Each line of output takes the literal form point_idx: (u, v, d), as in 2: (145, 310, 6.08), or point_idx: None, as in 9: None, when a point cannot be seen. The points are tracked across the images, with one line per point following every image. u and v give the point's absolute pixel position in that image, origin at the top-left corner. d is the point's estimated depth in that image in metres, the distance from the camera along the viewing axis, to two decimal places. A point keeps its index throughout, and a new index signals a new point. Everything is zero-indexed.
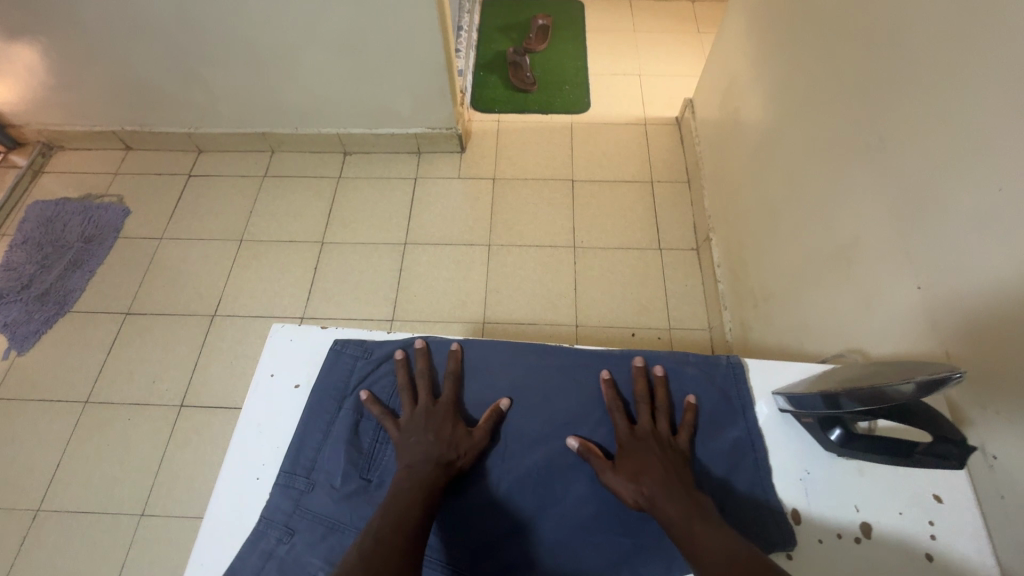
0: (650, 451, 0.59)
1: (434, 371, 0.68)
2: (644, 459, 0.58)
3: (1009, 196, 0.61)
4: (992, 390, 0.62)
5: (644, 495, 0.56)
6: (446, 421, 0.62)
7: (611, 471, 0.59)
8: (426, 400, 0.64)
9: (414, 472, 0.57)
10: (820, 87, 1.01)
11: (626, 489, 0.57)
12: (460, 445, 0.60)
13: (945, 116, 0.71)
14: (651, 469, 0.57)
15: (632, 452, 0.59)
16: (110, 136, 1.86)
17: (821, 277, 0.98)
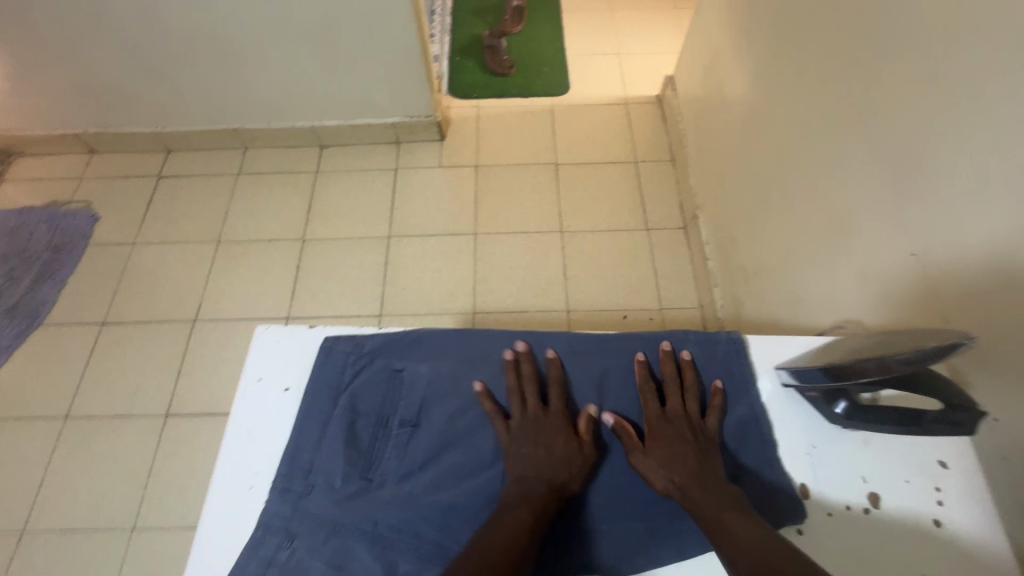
0: (680, 436, 0.59)
1: (541, 377, 0.65)
2: (676, 446, 0.58)
3: (1004, 157, 0.60)
4: (994, 354, 0.62)
5: (673, 480, 0.56)
6: (557, 434, 0.59)
7: (641, 454, 0.58)
8: (536, 408, 0.61)
9: (528, 485, 0.55)
10: (806, 56, 0.99)
11: (656, 472, 0.57)
12: (573, 462, 0.58)
13: (937, 80, 0.70)
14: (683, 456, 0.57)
15: (664, 436, 0.59)
16: (72, 140, 1.77)
17: (813, 249, 0.98)
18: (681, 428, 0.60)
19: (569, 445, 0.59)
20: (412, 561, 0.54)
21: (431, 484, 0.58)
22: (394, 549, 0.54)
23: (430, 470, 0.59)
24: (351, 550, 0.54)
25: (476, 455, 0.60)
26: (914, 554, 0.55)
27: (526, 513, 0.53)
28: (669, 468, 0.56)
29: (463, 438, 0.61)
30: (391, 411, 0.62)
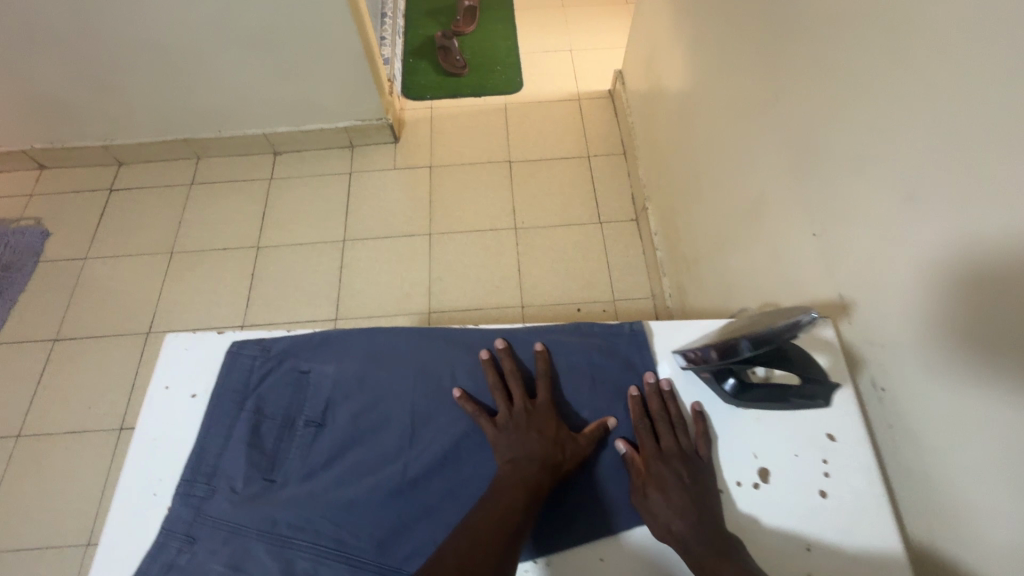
0: (677, 477, 0.58)
1: (524, 372, 0.66)
2: (674, 486, 0.57)
3: (878, 135, 0.63)
4: (880, 328, 0.64)
5: (672, 525, 0.55)
6: (548, 422, 0.60)
7: (640, 496, 0.58)
8: (522, 400, 0.62)
9: (520, 468, 0.57)
10: (725, 46, 1.01)
11: (657, 517, 0.56)
12: (564, 447, 0.59)
13: (828, 65, 0.72)
14: (681, 499, 0.56)
15: (662, 476, 0.58)
16: (19, 156, 1.75)
17: (739, 234, 1.00)
18: (677, 467, 0.59)
19: (561, 431, 0.60)
20: (311, 558, 0.55)
21: (333, 482, 0.59)
22: (293, 548, 0.55)
23: (334, 469, 0.60)
24: (250, 551, 0.55)
25: (380, 452, 0.60)
26: (796, 524, 0.58)
27: (520, 494, 0.55)
28: (669, 511, 0.55)
29: (366, 436, 0.62)
30: (297, 413, 0.63)
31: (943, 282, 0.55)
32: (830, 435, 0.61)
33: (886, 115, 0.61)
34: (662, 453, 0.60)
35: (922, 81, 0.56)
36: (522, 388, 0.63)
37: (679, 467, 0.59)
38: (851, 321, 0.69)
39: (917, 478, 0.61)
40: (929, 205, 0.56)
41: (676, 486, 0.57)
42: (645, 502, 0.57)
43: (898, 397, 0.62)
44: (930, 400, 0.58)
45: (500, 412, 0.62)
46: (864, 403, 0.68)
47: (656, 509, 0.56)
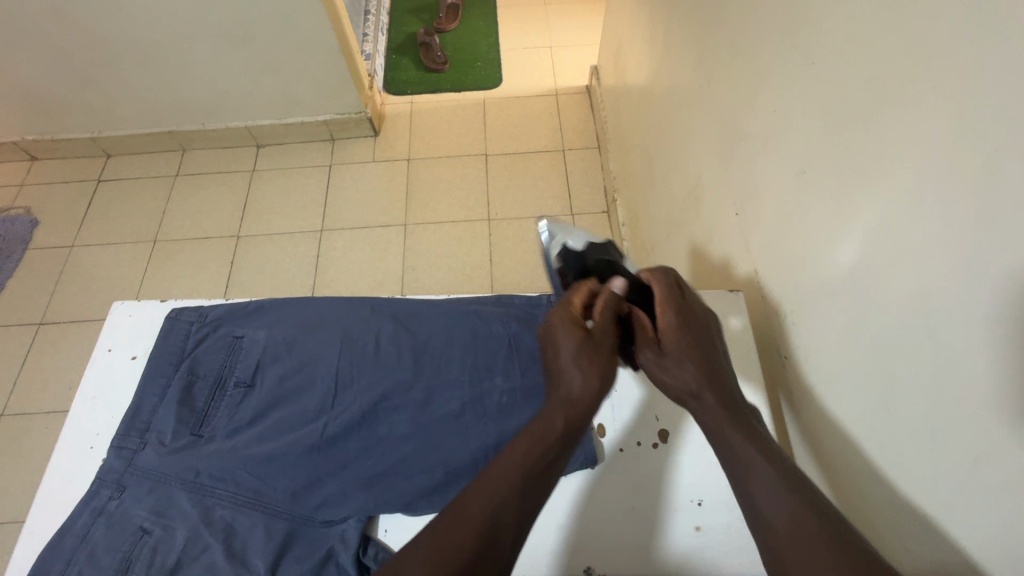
0: (698, 342, 0.58)
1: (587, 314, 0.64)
2: (694, 350, 0.57)
3: (782, 118, 0.66)
4: (786, 297, 0.68)
5: (687, 384, 0.55)
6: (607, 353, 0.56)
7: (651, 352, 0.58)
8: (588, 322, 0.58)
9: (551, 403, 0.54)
10: (673, 36, 1.04)
11: (672, 372, 0.56)
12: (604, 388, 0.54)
13: (746, 51, 0.75)
14: (704, 363, 0.56)
15: (684, 338, 0.58)
16: (11, 148, 1.81)
17: (683, 220, 1.03)
18: (700, 336, 0.59)
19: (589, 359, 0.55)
20: (230, 506, 0.58)
21: (255, 438, 0.62)
22: (214, 496, 0.59)
23: (257, 426, 0.63)
24: (173, 498, 0.59)
25: (301, 411, 0.64)
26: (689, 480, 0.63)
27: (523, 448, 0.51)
28: (686, 371, 0.56)
29: (292, 396, 0.65)
30: (229, 374, 0.67)
31: (831, 254, 0.59)
32: None
33: (789, 96, 0.65)
34: (686, 319, 0.60)
35: (814, 65, 0.59)
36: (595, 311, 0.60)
37: (701, 336, 0.59)
38: (765, 294, 0.72)
39: (814, 440, 0.65)
40: (817, 181, 0.60)
41: (699, 352, 0.57)
42: (658, 357, 0.58)
43: (798, 366, 0.66)
44: (823, 364, 0.61)
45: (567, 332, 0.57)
46: (772, 373, 0.71)
47: (671, 365, 0.57)
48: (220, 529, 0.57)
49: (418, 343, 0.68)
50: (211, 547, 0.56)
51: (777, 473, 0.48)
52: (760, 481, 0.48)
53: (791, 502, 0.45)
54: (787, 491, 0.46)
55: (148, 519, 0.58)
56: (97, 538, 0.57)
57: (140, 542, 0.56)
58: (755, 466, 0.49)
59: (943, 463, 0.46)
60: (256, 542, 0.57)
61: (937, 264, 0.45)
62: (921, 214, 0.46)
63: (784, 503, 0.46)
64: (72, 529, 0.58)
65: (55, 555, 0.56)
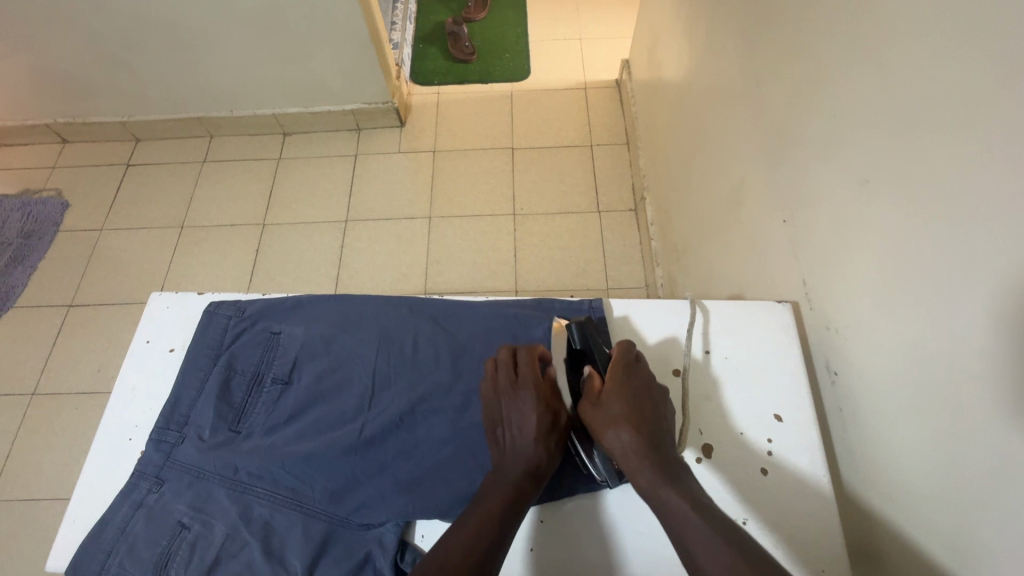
0: (639, 399, 0.58)
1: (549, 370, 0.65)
2: (635, 407, 0.57)
3: (842, 123, 0.63)
4: (837, 310, 0.65)
5: (624, 445, 0.55)
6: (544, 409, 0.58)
7: (593, 409, 0.58)
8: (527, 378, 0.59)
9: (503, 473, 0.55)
10: (718, 33, 1.01)
11: (611, 430, 0.56)
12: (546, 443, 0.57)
13: (803, 52, 0.72)
14: (644, 421, 0.56)
15: (623, 395, 0.58)
16: (43, 130, 1.83)
17: (722, 223, 1.00)
18: (642, 392, 0.59)
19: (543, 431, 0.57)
20: (267, 505, 0.58)
21: (293, 437, 0.62)
22: (252, 494, 0.59)
23: (295, 425, 0.63)
24: (212, 494, 0.59)
25: (338, 411, 0.64)
26: (734, 498, 0.62)
27: (496, 504, 0.53)
28: (624, 430, 0.56)
29: (328, 395, 0.65)
30: (266, 370, 0.67)
31: (892, 269, 0.56)
32: (777, 416, 0.66)
33: (852, 100, 0.61)
34: (629, 376, 0.60)
35: (884, 69, 0.56)
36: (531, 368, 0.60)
37: (644, 393, 0.59)
38: (812, 306, 0.69)
39: (855, 462, 0.62)
40: (881, 191, 0.57)
41: (640, 409, 0.57)
42: (598, 411, 0.58)
43: (847, 382, 0.63)
44: (875, 384, 0.58)
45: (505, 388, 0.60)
46: (817, 389, 0.69)
47: (610, 422, 0.56)
48: (258, 528, 0.57)
49: (457, 346, 0.68)
50: (249, 545, 0.55)
51: (713, 537, 0.47)
52: (699, 547, 0.47)
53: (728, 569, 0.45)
54: (724, 556, 0.46)
55: (187, 514, 0.58)
56: (137, 531, 0.57)
57: (179, 537, 0.56)
58: (691, 530, 0.49)
59: (1013, 502, 0.43)
60: (294, 541, 0.56)
61: (1021, 290, 0.42)
62: (1005, 234, 0.43)
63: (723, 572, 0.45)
64: (111, 522, 0.58)
65: (97, 546, 0.57)
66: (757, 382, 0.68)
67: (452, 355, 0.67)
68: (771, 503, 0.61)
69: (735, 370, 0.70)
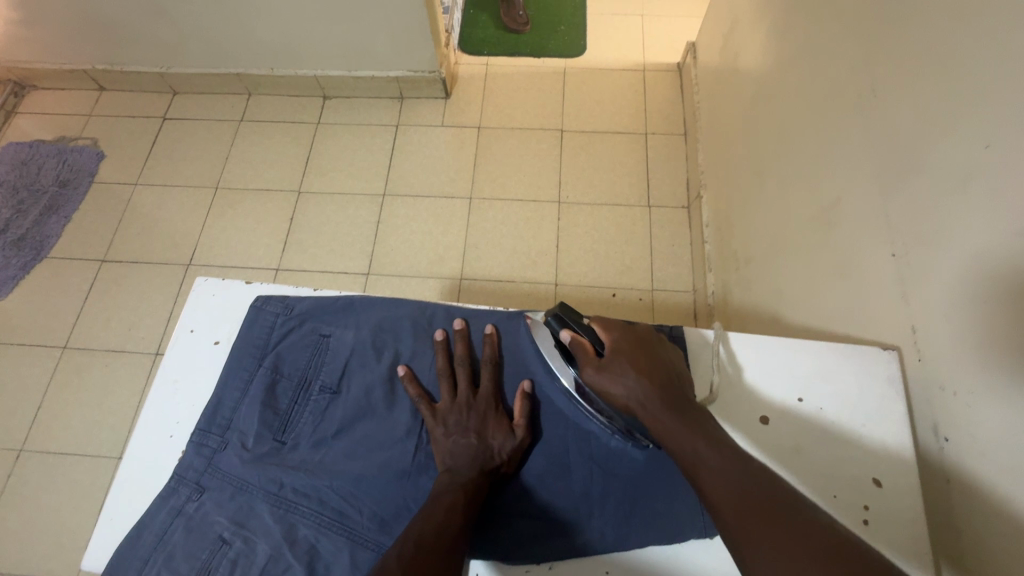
0: (644, 354, 0.57)
1: (500, 360, 0.64)
2: (642, 364, 0.56)
3: (998, 158, 0.54)
4: (957, 367, 0.57)
5: (636, 398, 0.54)
6: (487, 420, 0.59)
7: (597, 370, 0.56)
8: (466, 392, 0.60)
9: (457, 476, 0.54)
10: (823, 27, 0.90)
11: (618, 385, 0.55)
12: (499, 443, 0.57)
13: (944, 66, 0.62)
14: (652, 371, 0.56)
15: (628, 353, 0.57)
16: (81, 76, 1.78)
17: (804, 242, 0.92)
18: (643, 349, 0.58)
19: (498, 432, 0.58)
20: (313, 526, 0.54)
21: (343, 454, 0.58)
22: (297, 513, 0.55)
23: (344, 439, 0.59)
24: (254, 509, 0.55)
25: (390, 429, 0.59)
26: None
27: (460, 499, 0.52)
28: (634, 385, 0.55)
29: (379, 409, 0.60)
30: (314, 376, 0.62)
31: None
32: (875, 479, 0.60)
33: (1015, 133, 0.52)
34: (626, 334, 0.59)
35: None
36: (469, 381, 0.61)
37: (647, 350, 0.58)
38: (921, 357, 0.62)
39: (965, 542, 0.55)
40: None
41: (646, 364, 0.56)
42: (604, 373, 0.56)
43: (961, 451, 0.56)
44: (999, 464, 0.51)
45: (442, 401, 0.60)
46: (921, 451, 0.62)
47: (617, 379, 0.55)
48: (303, 550, 0.53)
49: (504, 375, 0.63)
50: (294, 569, 0.51)
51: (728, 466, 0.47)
52: (714, 480, 0.47)
53: (740, 493, 0.45)
54: (736, 481, 0.46)
55: (228, 529, 0.54)
56: (175, 540, 0.54)
57: (220, 552, 0.53)
58: (705, 463, 0.48)
59: None
60: (339, 570, 0.52)
61: None
62: None
63: (739, 500, 0.45)
64: (149, 527, 0.55)
65: (133, 552, 0.54)
66: (848, 439, 0.62)
67: (515, 381, 0.63)
68: None
69: (827, 423, 0.63)
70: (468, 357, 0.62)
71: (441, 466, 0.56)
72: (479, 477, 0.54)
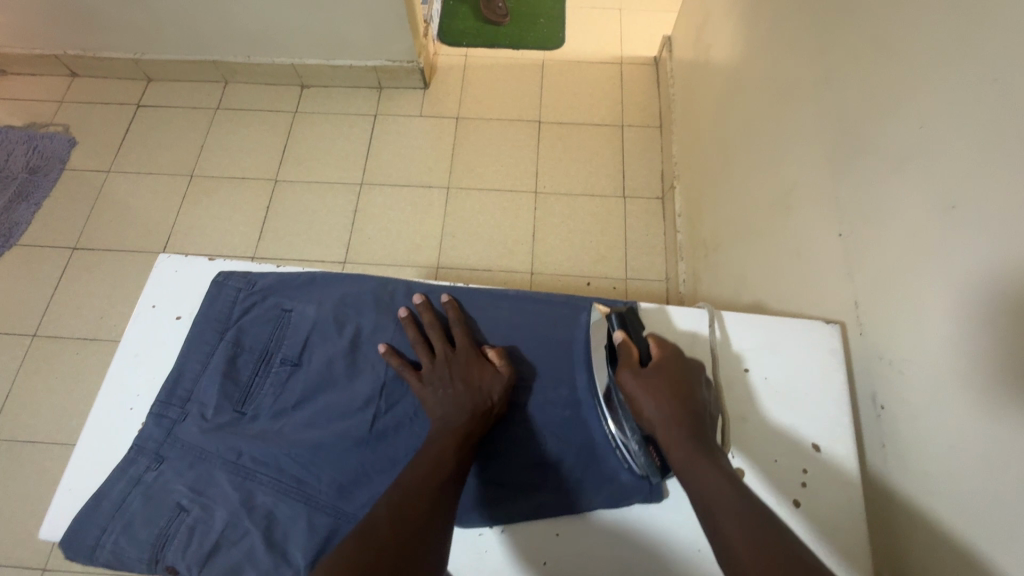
0: (686, 380, 0.58)
1: (467, 323, 0.66)
2: (680, 386, 0.57)
3: (930, 136, 0.57)
4: (894, 336, 0.60)
5: (662, 416, 0.54)
6: (470, 367, 0.60)
7: (635, 375, 0.58)
8: (444, 347, 0.62)
9: (451, 422, 0.55)
10: (784, 18, 0.93)
11: (650, 398, 0.56)
12: (485, 384, 0.59)
13: (888, 51, 0.65)
14: (686, 398, 0.56)
15: (670, 372, 0.58)
16: (52, 61, 1.75)
17: (764, 227, 0.95)
18: (685, 374, 0.58)
19: (482, 373, 0.60)
20: (271, 493, 0.55)
21: (302, 423, 0.59)
22: (255, 480, 0.56)
23: (304, 410, 0.60)
24: (213, 478, 0.56)
25: (349, 398, 0.60)
26: None
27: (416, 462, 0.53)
28: (665, 403, 0.55)
29: (339, 381, 0.61)
30: (275, 350, 0.63)
31: (970, 310, 0.51)
32: (815, 445, 0.63)
33: (946, 113, 0.55)
34: (678, 357, 0.60)
35: (995, 81, 0.50)
36: (444, 337, 0.62)
37: (688, 375, 0.59)
38: (862, 330, 0.65)
39: (897, 501, 0.59)
40: (970, 219, 0.51)
41: (683, 388, 0.57)
42: (640, 383, 0.57)
43: (896, 417, 0.59)
44: (930, 428, 0.54)
45: (424, 360, 0.61)
46: (860, 418, 0.65)
47: (651, 391, 0.56)
48: (260, 517, 0.54)
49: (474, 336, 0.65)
50: (251, 534, 0.53)
51: (747, 507, 0.46)
52: (728, 516, 0.46)
53: (753, 533, 0.44)
54: (751, 519, 0.45)
55: (186, 497, 0.55)
56: (134, 509, 0.54)
57: (178, 519, 0.54)
58: (722, 498, 0.47)
59: None
60: (297, 535, 0.53)
61: None
62: None
63: (750, 540, 0.44)
64: (107, 496, 0.55)
65: (91, 520, 0.54)
66: (792, 407, 0.65)
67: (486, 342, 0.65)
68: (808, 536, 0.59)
69: (772, 392, 0.66)
70: (436, 318, 0.64)
71: (435, 416, 0.57)
72: (473, 421, 0.56)
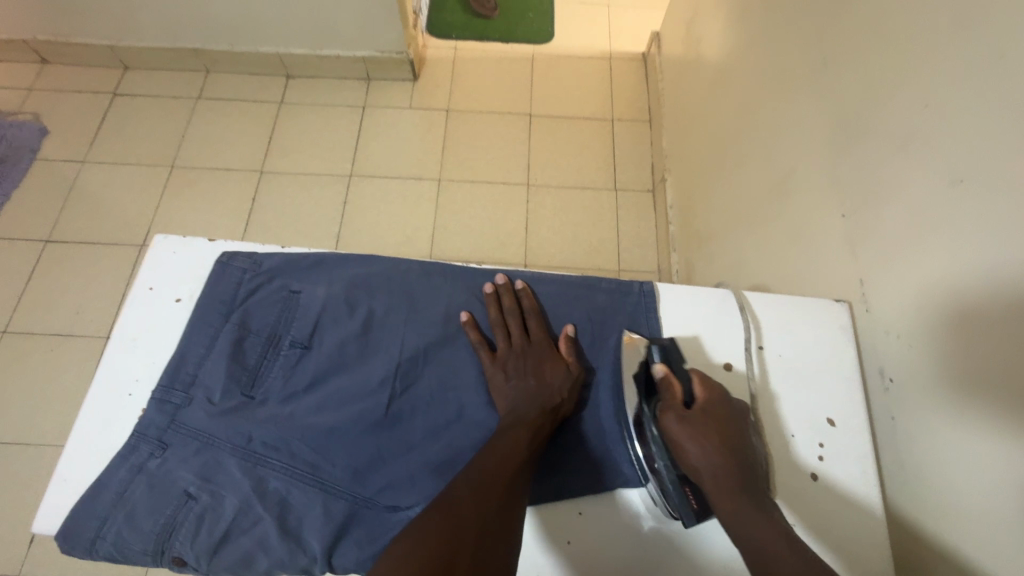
0: (732, 426, 0.57)
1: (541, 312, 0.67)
2: (727, 433, 0.56)
3: (932, 115, 0.58)
4: (899, 311, 0.61)
5: (710, 466, 0.54)
6: (544, 363, 0.60)
7: (680, 422, 0.56)
8: (521, 339, 0.62)
9: (520, 416, 0.55)
10: (779, 8, 0.94)
11: (698, 445, 0.54)
12: (558, 381, 0.59)
13: (887, 35, 0.66)
14: (734, 446, 0.55)
15: (716, 417, 0.57)
16: (19, 46, 1.67)
17: (761, 214, 0.96)
18: (731, 419, 0.57)
19: (556, 369, 0.60)
20: (283, 478, 0.53)
21: (313, 407, 0.57)
22: (266, 465, 0.54)
23: (314, 394, 0.58)
24: (220, 464, 0.53)
25: (362, 381, 0.58)
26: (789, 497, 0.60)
27: None
28: (713, 451, 0.54)
29: (351, 364, 0.60)
30: (283, 333, 0.61)
31: (977, 282, 0.52)
32: (830, 420, 0.64)
33: (949, 91, 0.56)
34: (721, 398, 0.59)
35: (999, 58, 0.51)
36: (522, 327, 0.62)
37: (734, 420, 0.57)
38: (869, 307, 0.66)
39: (906, 471, 0.60)
40: (975, 195, 0.53)
41: (731, 435, 0.56)
42: (685, 429, 0.56)
43: (904, 390, 0.60)
44: (938, 399, 0.56)
45: (499, 350, 0.61)
46: (868, 392, 0.66)
47: (698, 438, 0.55)
48: (274, 503, 0.52)
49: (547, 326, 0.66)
50: (263, 521, 0.51)
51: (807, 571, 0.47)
52: None
53: None
54: None
55: (193, 484, 0.52)
56: (137, 498, 0.52)
57: (185, 507, 0.52)
58: (779, 560, 0.48)
59: None
60: (313, 523, 0.51)
61: None
62: None
63: None
64: (108, 485, 0.53)
65: (91, 511, 0.52)
66: (804, 383, 0.66)
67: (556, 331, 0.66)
68: (826, 508, 0.60)
69: (785, 368, 0.67)
70: (516, 307, 0.64)
71: (503, 410, 0.56)
72: (543, 416, 0.56)
